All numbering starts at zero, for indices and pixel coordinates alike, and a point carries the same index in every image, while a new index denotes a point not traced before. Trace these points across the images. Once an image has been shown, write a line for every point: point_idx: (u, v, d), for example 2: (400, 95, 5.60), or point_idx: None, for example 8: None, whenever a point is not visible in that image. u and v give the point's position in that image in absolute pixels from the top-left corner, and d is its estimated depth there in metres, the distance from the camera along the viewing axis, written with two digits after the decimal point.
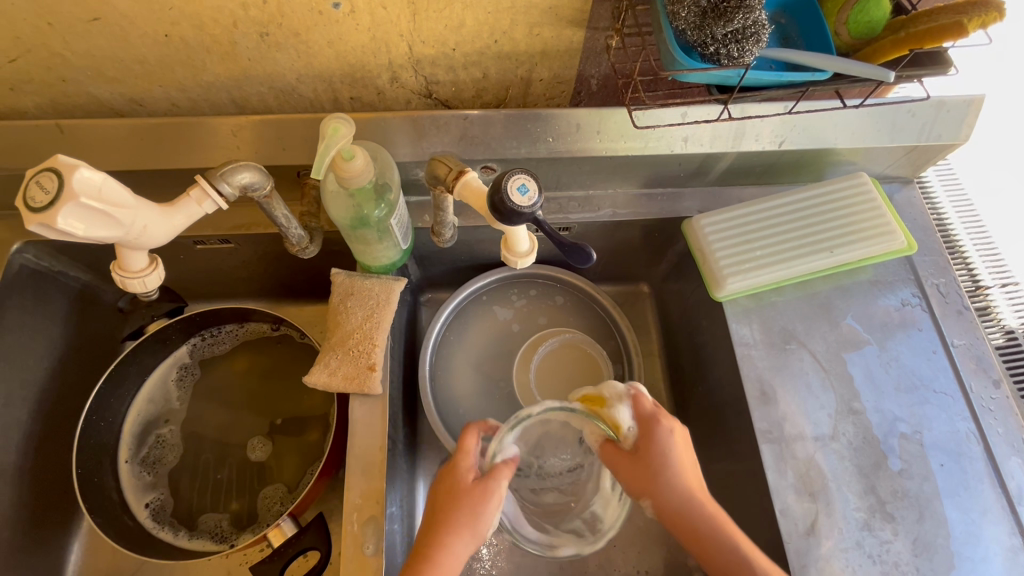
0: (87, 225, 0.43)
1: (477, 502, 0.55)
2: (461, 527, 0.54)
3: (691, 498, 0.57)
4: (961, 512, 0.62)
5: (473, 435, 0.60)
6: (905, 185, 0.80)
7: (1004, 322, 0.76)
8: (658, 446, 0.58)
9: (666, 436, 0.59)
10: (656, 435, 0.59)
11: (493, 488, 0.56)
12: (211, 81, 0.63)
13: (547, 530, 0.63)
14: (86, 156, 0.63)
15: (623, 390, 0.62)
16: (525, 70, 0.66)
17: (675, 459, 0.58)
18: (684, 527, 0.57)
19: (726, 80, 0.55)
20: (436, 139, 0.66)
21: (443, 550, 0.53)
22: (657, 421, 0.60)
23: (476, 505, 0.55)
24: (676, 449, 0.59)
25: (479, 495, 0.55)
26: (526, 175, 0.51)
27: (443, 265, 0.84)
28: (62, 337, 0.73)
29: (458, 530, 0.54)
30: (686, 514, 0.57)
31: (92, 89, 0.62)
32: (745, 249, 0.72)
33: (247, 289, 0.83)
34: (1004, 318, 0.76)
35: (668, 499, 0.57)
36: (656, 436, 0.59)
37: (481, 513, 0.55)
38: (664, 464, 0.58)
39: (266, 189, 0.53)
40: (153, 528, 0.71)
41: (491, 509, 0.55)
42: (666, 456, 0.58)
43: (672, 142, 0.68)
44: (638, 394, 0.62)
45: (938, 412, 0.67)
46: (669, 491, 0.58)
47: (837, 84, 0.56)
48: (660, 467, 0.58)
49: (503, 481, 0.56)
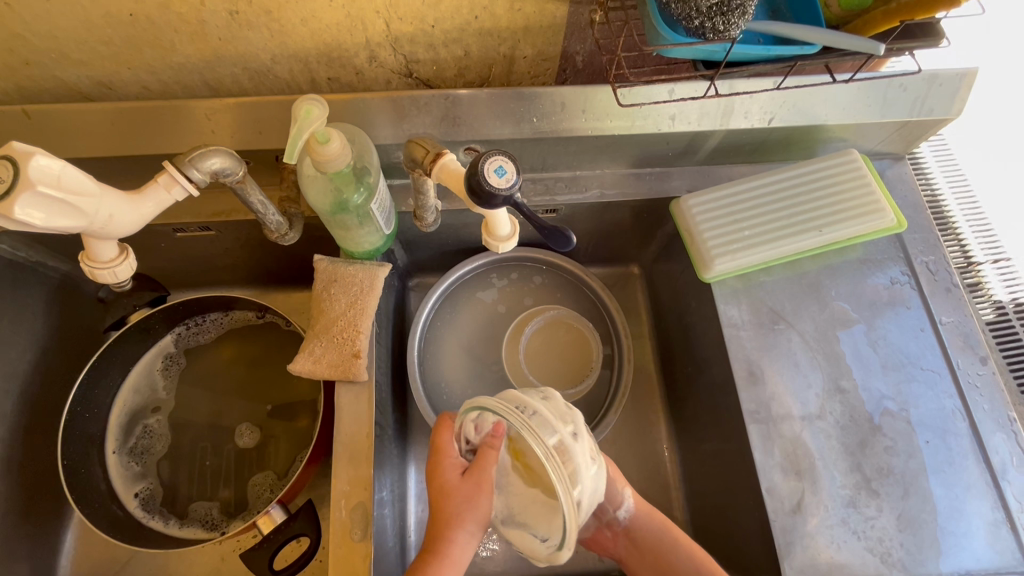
0: (48, 215, 0.41)
1: (466, 502, 0.55)
2: (459, 523, 0.55)
3: (652, 520, 0.68)
4: (945, 487, 0.63)
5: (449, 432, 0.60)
6: (896, 161, 0.79)
7: (994, 297, 0.76)
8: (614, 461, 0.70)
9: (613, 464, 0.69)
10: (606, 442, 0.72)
11: (472, 480, 0.56)
12: (182, 62, 0.60)
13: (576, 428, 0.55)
14: (56, 143, 0.61)
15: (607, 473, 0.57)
16: (508, 47, 0.64)
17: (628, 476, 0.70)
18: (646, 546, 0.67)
19: (712, 55, 0.53)
20: (417, 120, 0.64)
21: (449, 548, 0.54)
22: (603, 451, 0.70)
23: (467, 504, 0.55)
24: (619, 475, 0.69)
25: (468, 496, 0.56)
26: (504, 157, 0.49)
27: (430, 249, 0.83)
28: (44, 329, 0.72)
29: (454, 522, 0.55)
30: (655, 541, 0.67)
31: (58, 72, 0.60)
32: (734, 229, 0.71)
33: (231, 277, 0.82)
34: (994, 293, 0.76)
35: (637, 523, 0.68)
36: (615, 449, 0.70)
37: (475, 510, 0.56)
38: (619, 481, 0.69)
39: (239, 174, 0.52)
40: (143, 517, 0.71)
41: (484, 499, 0.56)
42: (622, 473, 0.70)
43: (659, 121, 0.66)
44: None
45: (925, 389, 0.67)
46: (639, 514, 0.69)
47: (825, 57, 0.54)
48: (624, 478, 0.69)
49: (488, 469, 0.56)
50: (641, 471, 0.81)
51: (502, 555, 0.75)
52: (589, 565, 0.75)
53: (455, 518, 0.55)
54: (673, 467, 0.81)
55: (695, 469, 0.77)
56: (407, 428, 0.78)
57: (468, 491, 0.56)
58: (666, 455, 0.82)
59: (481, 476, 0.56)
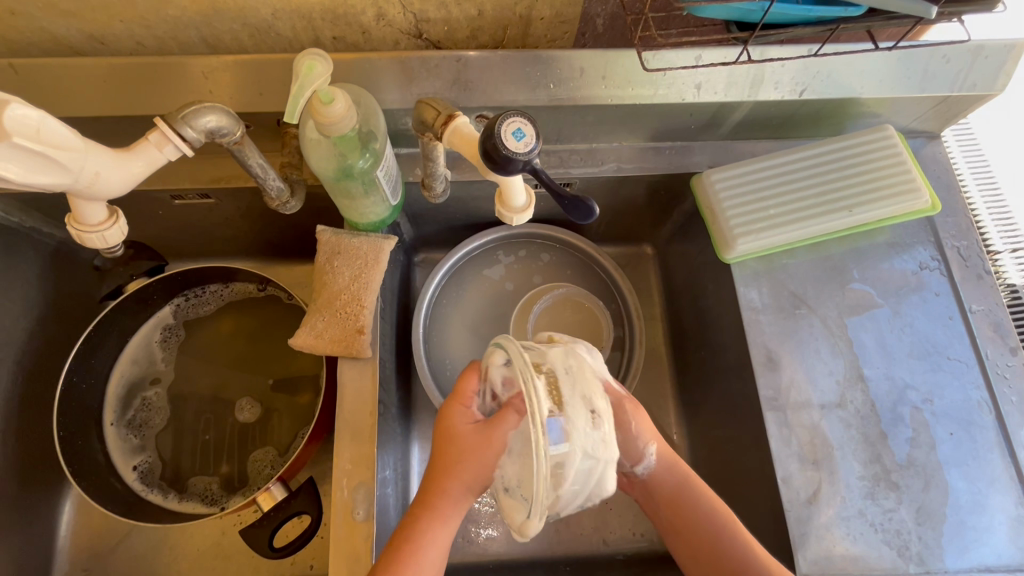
0: (28, 170, 0.38)
1: (469, 451, 0.51)
2: (451, 473, 0.52)
3: (673, 474, 0.58)
4: (968, 481, 0.61)
5: (473, 381, 0.56)
6: (931, 139, 0.75)
7: (1006, 278, 0.73)
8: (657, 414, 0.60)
9: (637, 414, 0.57)
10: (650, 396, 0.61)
11: (495, 431, 0.49)
12: (177, 16, 0.57)
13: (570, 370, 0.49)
14: (46, 100, 0.58)
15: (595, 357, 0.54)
16: (525, 7, 0.60)
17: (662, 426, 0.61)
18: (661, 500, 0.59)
19: (748, 14, 0.49)
20: (427, 84, 0.61)
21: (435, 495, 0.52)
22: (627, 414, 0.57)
23: (460, 456, 0.51)
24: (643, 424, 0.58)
25: (472, 447, 0.51)
26: (522, 118, 0.46)
27: (437, 224, 0.80)
28: (38, 297, 0.70)
29: (447, 471, 0.52)
30: (673, 498, 0.58)
31: (46, 24, 0.56)
32: (758, 208, 0.67)
33: (231, 248, 0.80)
34: (1007, 275, 0.73)
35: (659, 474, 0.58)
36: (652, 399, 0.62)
37: (477, 462, 0.50)
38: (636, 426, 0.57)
39: (236, 135, 0.48)
40: (141, 490, 0.70)
41: (491, 455, 0.49)
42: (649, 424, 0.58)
43: (683, 89, 0.62)
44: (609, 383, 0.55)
45: (951, 380, 0.64)
46: (659, 465, 0.58)
47: (869, 20, 0.50)
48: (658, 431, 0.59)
49: (506, 428, 0.49)
50: None
51: (507, 537, 0.74)
52: (594, 549, 0.74)
53: (449, 468, 0.51)
54: (682, 452, 0.79)
55: (705, 455, 0.75)
56: (411, 407, 0.76)
57: (474, 442, 0.51)
58: (675, 438, 0.80)
59: (502, 431, 0.49)
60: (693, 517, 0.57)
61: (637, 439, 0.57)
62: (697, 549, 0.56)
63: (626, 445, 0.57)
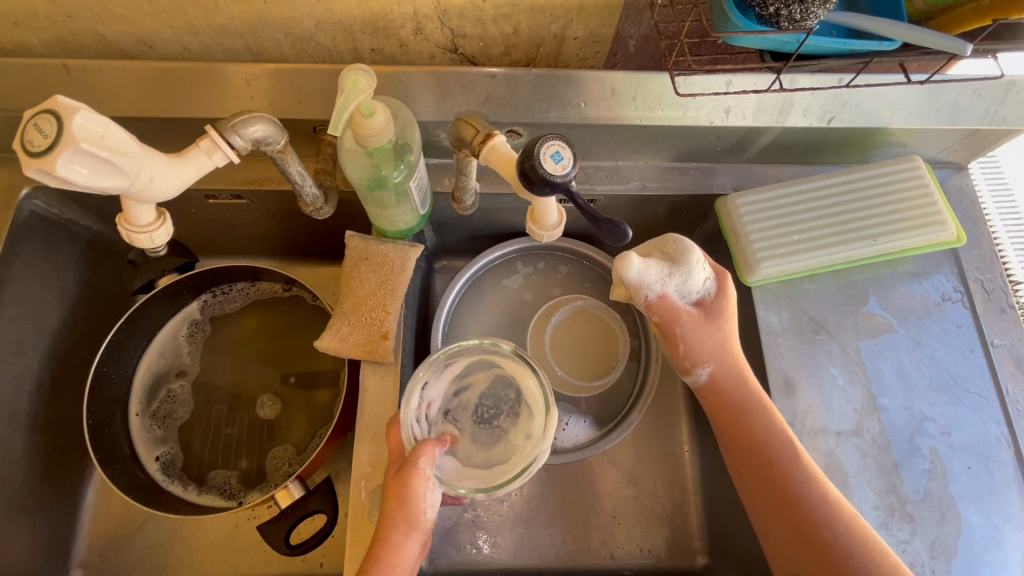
0: (91, 173, 0.40)
1: (402, 495, 0.50)
2: (401, 521, 0.50)
3: (735, 382, 0.60)
4: (984, 516, 0.60)
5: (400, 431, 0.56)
6: (958, 171, 0.75)
7: None
8: (723, 329, 0.60)
9: (710, 331, 0.60)
10: (725, 308, 0.60)
11: (415, 471, 0.51)
12: (224, 24, 0.59)
13: (497, 380, 0.64)
14: (93, 99, 0.60)
15: (676, 269, 0.58)
16: (560, 26, 0.61)
17: (732, 342, 0.60)
18: (715, 411, 0.61)
19: (783, 45, 0.50)
20: (461, 98, 0.62)
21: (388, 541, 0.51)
22: (679, 330, 0.60)
23: (403, 500, 0.50)
24: (717, 342, 0.60)
25: (407, 487, 0.50)
26: (561, 141, 0.47)
27: (459, 233, 0.81)
28: (73, 288, 0.72)
29: (389, 523, 0.51)
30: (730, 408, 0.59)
31: (100, 28, 0.59)
32: (783, 232, 0.68)
33: (258, 247, 0.81)
34: None
35: (722, 383, 0.60)
36: (730, 311, 0.61)
37: (420, 503, 0.50)
38: (699, 346, 0.60)
39: (280, 144, 0.50)
40: (162, 481, 0.71)
41: (420, 490, 0.50)
42: (729, 338, 0.60)
43: (712, 113, 0.63)
44: (664, 299, 0.59)
45: (971, 414, 0.64)
46: (712, 380, 0.61)
47: (903, 55, 0.50)
48: (720, 346, 0.60)
49: (425, 463, 0.51)
50: (660, 470, 0.80)
51: (515, 546, 0.75)
52: (601, 562, 0.75)
53: (388, 519, 0.51)
54: (693, 470, 0.80)
55: (717, 475, 0.75)
56: None
57: (408, 485, 0.50)
58: (686, 456, 0.80)
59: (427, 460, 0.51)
60: (754, 425, 0.58)
61: (689, 356, 0.61)
62: (756, 460, 0.57)
63: (675, 357, 0.62)
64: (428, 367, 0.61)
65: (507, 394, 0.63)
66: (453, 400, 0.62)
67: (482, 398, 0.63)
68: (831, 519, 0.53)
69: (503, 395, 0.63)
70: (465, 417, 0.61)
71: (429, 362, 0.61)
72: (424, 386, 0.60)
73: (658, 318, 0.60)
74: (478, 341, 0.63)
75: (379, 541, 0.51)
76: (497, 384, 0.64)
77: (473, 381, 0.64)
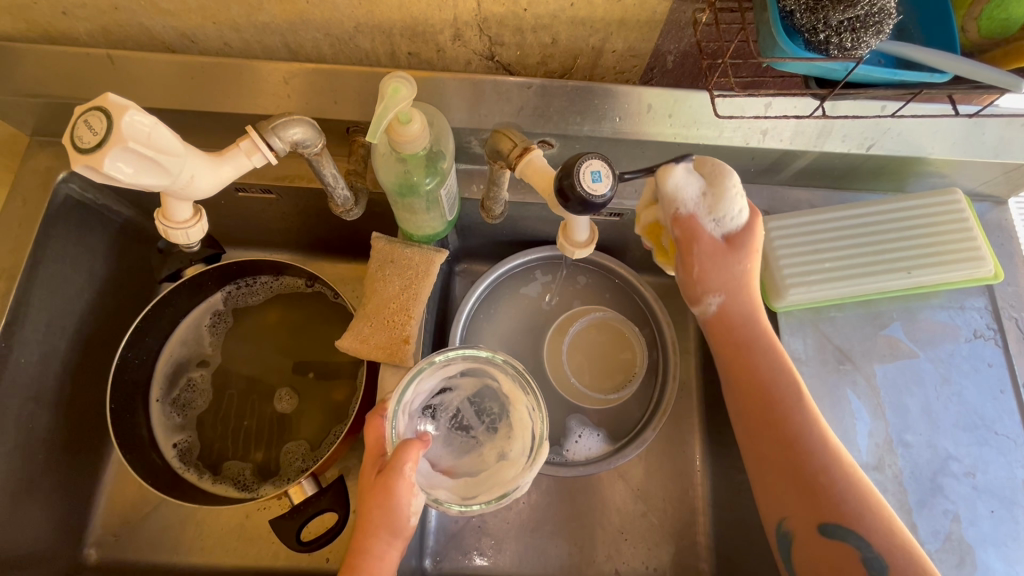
0: (135, 170, 0.41)
1: (385, 501, 0.50)
2: (383, 529, 0.50)
3: (747, 314, 0.57)
4: (1006, 563, 0.59)
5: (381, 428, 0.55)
6: (997, 204, 0.73)
7: None
8: (744, 264, 0.57)
9: (735, 262, 0.57)
10: (753, 240, 0.57)
11: (399, 477, 0.50)
12: (266, 22, 0.59)
13: (484, 391, 0.65)
14: (135, 90, 0.61)
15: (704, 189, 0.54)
16: (599, 39, 0.61)
17: (750, 282, 0.57)
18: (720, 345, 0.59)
19: (830, 72, 0.48)
20: (495, 107, 0.62)
21: (369, 547, 0.50)
22: (695, 250, 0.56)
23: (386, 507, 0.50)
24: (741, 275, 0.57)
25: (391, 493, 0.50)
26: (601, 161, 0.46)
27: (482, 238, 0.81)
28: (102, 272, 0.73)
29: (369, 530, 0.50)
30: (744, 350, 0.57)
31: (145, 21, 0.59)
32: (813, 259, 0.67)
33: (282, 240, 0.82)
34: None
35: (733, 313, 0.58)
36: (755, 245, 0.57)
37: (403, 509, 0.50)
38: (725, 277, 0.57)
39: (318, 146, 0.51)
40: (179, 468, 0.72)
41: (403, 496, 0.50)
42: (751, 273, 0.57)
43: (749, 134, 0.62)
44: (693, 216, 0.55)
45: (998, 456, 0.62)
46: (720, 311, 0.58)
47: (953, 88, 0.49)
48: (738, 279, 0.57)
49: (409, 468, 0.50)
50: (671, 488, 0.79)
51: (520, 556, 0.75)
52: None
53: (370, 525, 0.50)
54: (703, 490, 0.79)
55: (729, 498, 0.74)
56: None
57: (391, 491, 0.50)
58: (698, 475, 0.79)
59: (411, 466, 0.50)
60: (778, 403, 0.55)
61: (700, 284, 0.57)
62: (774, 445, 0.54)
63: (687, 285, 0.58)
64: (430, 367, 0.59)
65: (492, 406, 0.65)
66: (439, 401, 0.63)
67: (465, 405, 0.65)
68: (861, 512, 0.51)
69: (484, 407, 0.65)
70: (442, 418, 0.64)
71: (431, 360, 0.59)
72: (419, 382, 0.58)
73: (679, 233, 0.56)
74: (489, 354, 0.60)
75: (359, 548, 0.50)
76: (485, 393, 0.65)
77: (462, 387, 0.64)
